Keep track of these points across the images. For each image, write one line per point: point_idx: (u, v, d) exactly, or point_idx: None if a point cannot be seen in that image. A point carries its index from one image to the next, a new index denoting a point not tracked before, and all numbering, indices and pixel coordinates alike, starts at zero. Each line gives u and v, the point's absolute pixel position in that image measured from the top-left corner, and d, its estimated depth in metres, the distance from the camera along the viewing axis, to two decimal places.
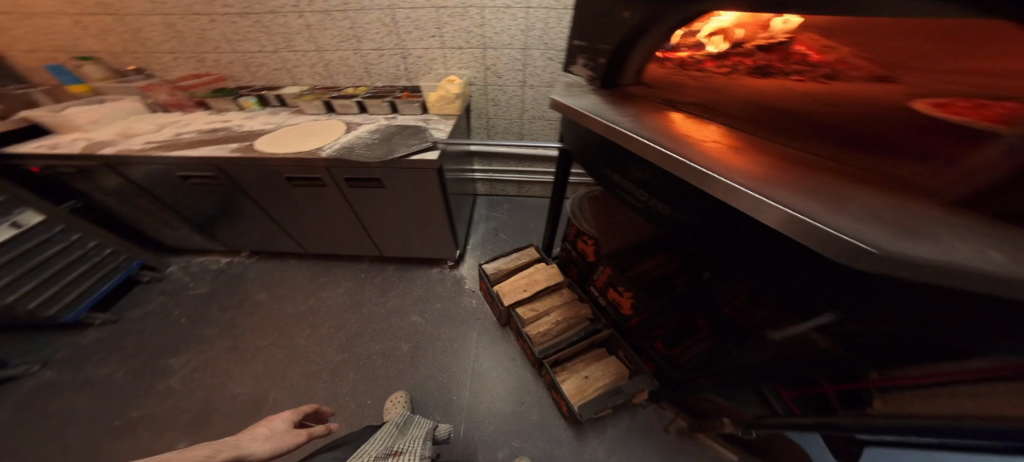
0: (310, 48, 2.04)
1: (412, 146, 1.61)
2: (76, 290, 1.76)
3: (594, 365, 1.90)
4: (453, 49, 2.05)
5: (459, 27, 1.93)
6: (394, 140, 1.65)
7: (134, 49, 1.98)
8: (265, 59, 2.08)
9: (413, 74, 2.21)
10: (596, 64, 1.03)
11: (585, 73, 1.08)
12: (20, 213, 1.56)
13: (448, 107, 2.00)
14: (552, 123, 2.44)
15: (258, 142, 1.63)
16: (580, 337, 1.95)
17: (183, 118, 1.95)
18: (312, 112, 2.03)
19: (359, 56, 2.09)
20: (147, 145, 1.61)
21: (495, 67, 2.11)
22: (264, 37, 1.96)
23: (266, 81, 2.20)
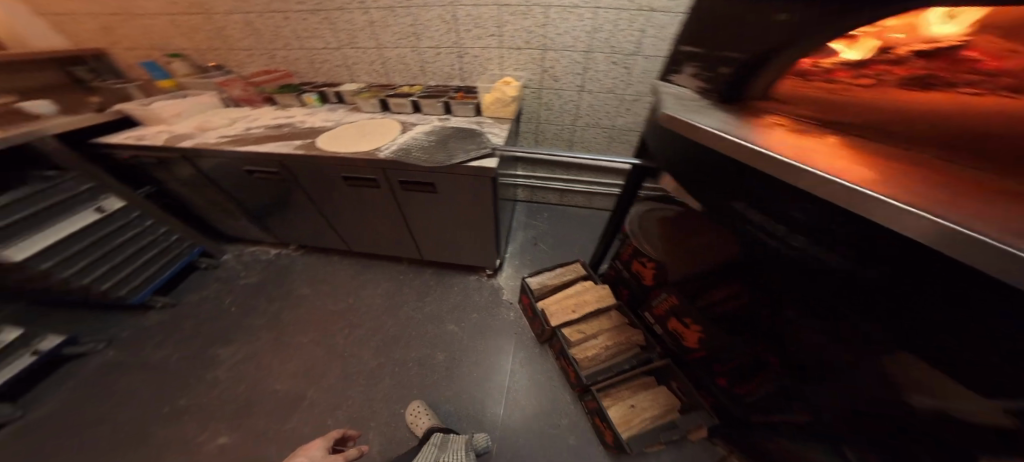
0: (372, 45, 2.06)
1: (468, 150, 1.52)
2: (142, 275, 1.86)
3: (641, 395, 1.73)
4: (511, 51, 1.97)
5: (520, 28, 1.84)
6: (450, 144, 1.58)
7: (215, 46, 2.11)
8: (328, 55, 2.13)
9: (468, 75, 2.17)
10: (708, 73, 0.99)
11: (694, 82, 1.04)
12: (105, 199, 1.70)
13: (503, 111, 1.91)
14: (607, 131, 2.29)
15: (318, 140, 1.63)
16: (631, 365, 1.80)
17: (252, 112, 2.04)
18: (369, 110, 2.04)
19: (419, 54, 2.08)
20: (219, 139, 1.67)
21: (553, 70, 2.01)
22: (332, 35, 2.02)
23: (329, 77, 2.26)
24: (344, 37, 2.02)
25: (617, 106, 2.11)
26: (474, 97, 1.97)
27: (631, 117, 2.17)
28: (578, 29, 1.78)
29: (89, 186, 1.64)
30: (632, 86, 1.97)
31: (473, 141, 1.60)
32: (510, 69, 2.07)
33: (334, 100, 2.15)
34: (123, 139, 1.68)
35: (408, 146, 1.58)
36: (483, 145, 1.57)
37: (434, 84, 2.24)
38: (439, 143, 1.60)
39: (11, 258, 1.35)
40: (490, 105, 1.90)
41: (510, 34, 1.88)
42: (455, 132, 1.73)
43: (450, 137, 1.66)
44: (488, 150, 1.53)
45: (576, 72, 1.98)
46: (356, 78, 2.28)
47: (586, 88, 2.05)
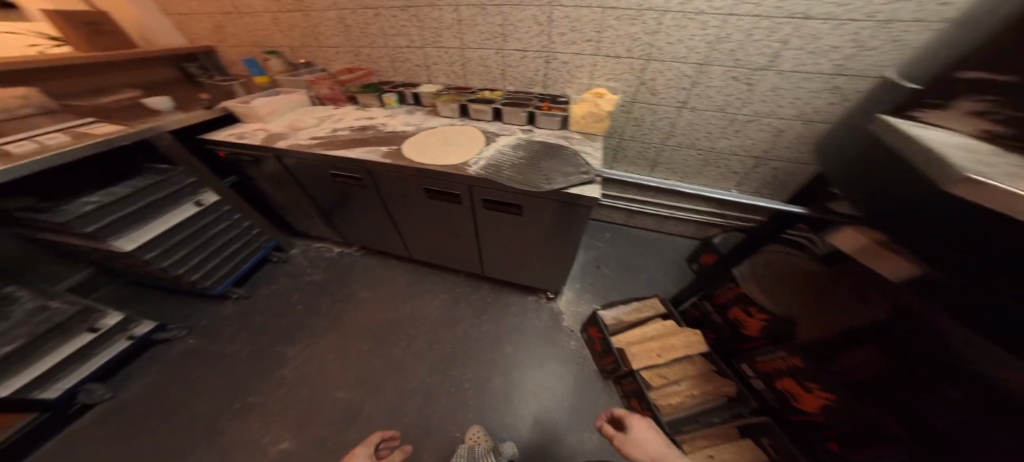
0: (455, 45, 1.94)
1: (565, 173, 1.35)
2: (228, 266, 1.98)
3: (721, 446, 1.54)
4: (604, 58, 1.72)
5: (624, 35, 1.60)
6: (542, 164, 1.42)
7: (309, 43, 2.14)
8: (410, 54, 2.06)
9: (549, 82, 1.94)
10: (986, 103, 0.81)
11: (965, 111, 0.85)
12: (203, 193, 1.80)
13: (595, 126, 1.71)
14: (703, 153, 2.02)
15: (403, 148, 1.56)
16: (722, 419, 1.60)
17: (337, 111, 2.04)
18: (446, 115, 1.93)
19: (502, 57, 1.91)
20: (308, 142, 1.67)
21: (654, 81, 1.73)
22: (419, 35, 1.94)
23: (408, 77, 2.19)
24: (429, 38, 1.94)
25: (723, 126, 1.83)
26: (562, 108, 1.78)
27: (737, 139, 1.89)
28: (695, 37, 1.49)
29: (193, 180, 1.74)
30: (750, 104, 1.68)
31: (571, 163, 1.42)
32: (599, 79, 1.83)
33: (412, 102, 2.08)
34: (222, 136, 1.74)
35: (496, 162, 1.44)
36: (582, 167, 1.38)
37: (513, 89, 2.06)
38: (529, 160, 1.44)
39: (123, 247, 1.46)
40: (581, 119, 1.71)
41: (609, 41, 1.65)
42: (543, 148, 1.56)
43: (540, 154, 1.50)
44: (589, 175, 1.34)
45: (681, 85, 1.70)
46: (432, 78, 2.17)
47: (689, 105, 1.77)
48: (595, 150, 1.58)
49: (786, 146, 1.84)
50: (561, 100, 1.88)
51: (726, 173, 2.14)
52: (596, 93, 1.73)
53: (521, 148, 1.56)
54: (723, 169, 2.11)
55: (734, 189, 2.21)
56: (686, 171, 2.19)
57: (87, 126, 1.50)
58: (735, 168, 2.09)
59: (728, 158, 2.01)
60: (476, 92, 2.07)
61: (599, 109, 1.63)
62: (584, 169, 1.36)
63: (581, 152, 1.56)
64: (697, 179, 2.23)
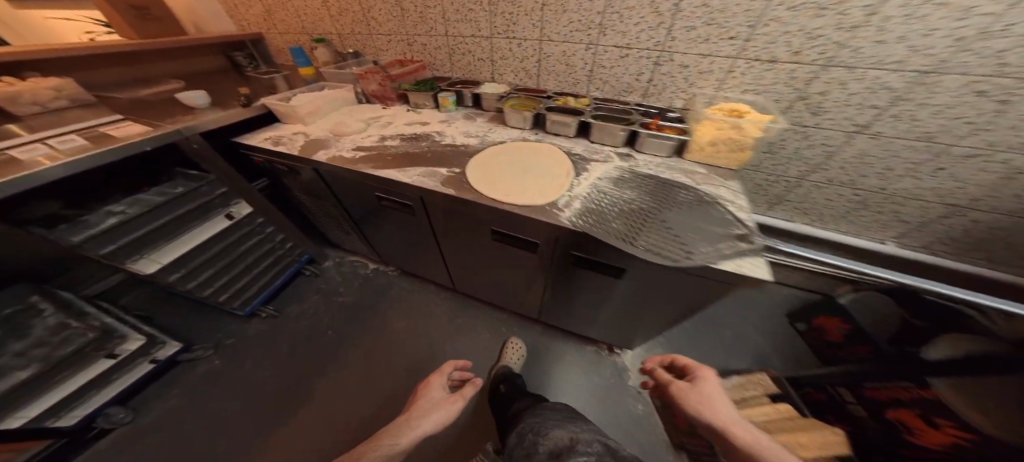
0: (534, 36, 1.50)
1: (708, 240, 0.96)
2: (257, 284, 1.88)
3: None
4: (749, 62, 1.24)
5: (798, 29, 1.10)
6: (670, 219, 1.02)
7: (359, 30, 1.83)
8: (474, 46, 1.64)
9: (652, 92, 1.47)
10: None
11: None
12: (235, 205, 1.65)
13: (730, 156, 1.23)
14: (861, 195, 1.48)
15: (468, 174, 1.20)
16: None
17: (384, 113, 1.71)
18: (513, 124, 1.50)
19: (593, 54, 1.45)
20: (352, 156, 1.36)
21: (826, 94, 1.22)
22: (487, 27, 1.54)
23: (467, 73, 1.78)
24: (498, 27, 1.53)
25: (916, 161, 1.27)
26: (678, 128, 1.30)
27: (929, 180, 1.33)
28: (935, 31, 0.97)
29: (223, 191, 1.57)
30: (981, 131, 1.12)
31: (713, 223, 1.01)
32: (728, 88, 1.34)
33: (469, 103, 1.70)
34: (257, 139, 1.49)
35: (603, 212, 1.04)
36: (730, 232, 0.97)
37: (600, 96, 1.59)
38: (651, 211, 1.04)
39: (145, 268, 1.34)
40: (709, 145, 1.23)
41: (758, 44, 1.18)
42: (661, 189, 1.14)
43: (663, 201, 1.09)
44: (745, 247, 0.93)
45: (865, 104, 1.19)
46: (493, 76, 1.73)
47: (870, 130, 1.25)
48: (734, 195, 1.14)
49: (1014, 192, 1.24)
50: (671, 115, 1.40)
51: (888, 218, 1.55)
52: (732, 109, 1.24)
53: (630, 186, 1.15)
54: (886, 214, 1.53)
55: (890, 242, 1.65)
56: (822, 212, 1.65)
57: (107, 126, 1.29)
58: (906, 216, 1.50)
59: (904, 203, 1.44)
60: (553, 93, 1.62)
61: (743, 135, 1.15)
62: (734, 228, 0.97)
63: (712, 193, 1.14)
64: (837, 224, 1.69)
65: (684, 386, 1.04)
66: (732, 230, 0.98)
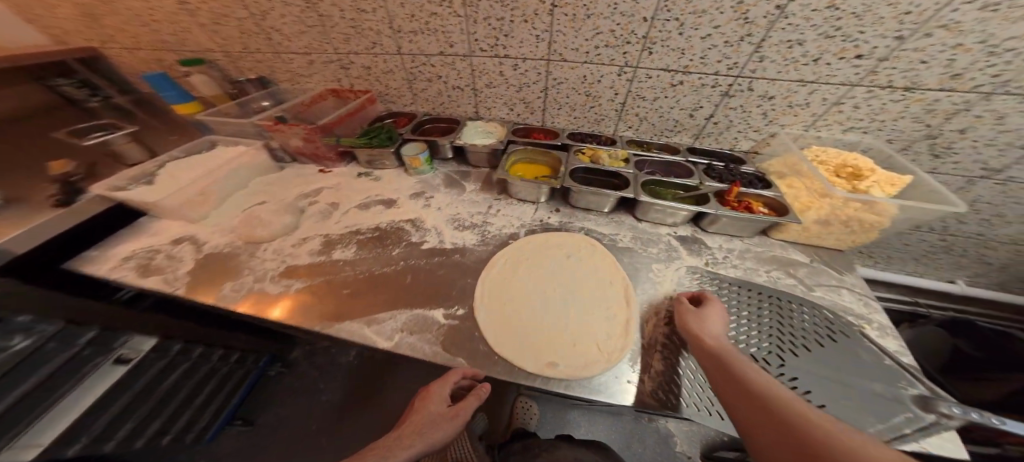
0: (538, 55, 0.96)
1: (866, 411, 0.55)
2: (212, 408, 1.13)
3: None
4: (874, 89, 0.82)
5: (981, 39, 0.68)
6: (795, 378, 0.60)
7: (255, 46, 1.17)
8: (443, 70, 1.06)
9: (709, 132, 1.05)
10: None
11: None
12: (126, 340, 0.89)
13: (842, 238, 0.84)
14: (982, 259, 1.10)
15: (479, 321, 0.79)
16: None
17: (325, 185, 1.15)
18: (522, 196, 1.04)
19: (630, 80, 0.97)
20: (289, 291, 0.87)
21: (966, 132, 0.82)
22: (461, 43, 0.97)
23: (436, 107, 1.20)
24: (477, 41, 0.96)
25: None
26: (766, 198, 0.92)
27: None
28: None
29: (93, 334, 0.82)
30: None
31: (865, 375, 0.59)
32: (822, 125, 0.93)
33: (449, 156, 1.17)
34: (121, 269, 0.97)
35: (677, 365, 0.67)
36: (896, 393, 0.55)
37: (634, 135, 1.13)
38: (758, 359, 0.64)
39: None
40: (818, 224, 0.83)
41: (896, 66, 0.77)
42: (768, 312, 0.71)
43: (775, 335, 0.67)
44: (931, 425, 0.50)
45: (1014, 144, 0.81)
46: (477, 110, 1.17)
47: (1002, 175, 0.87)
48: (863, 303, 0.75)
49: None
50: (744, 168, 1.00)
51: (967, 259, 1.11)
52: (844, 166, 0.85)
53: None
54: (968, 257, 1.10)
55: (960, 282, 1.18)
56: (891, 255, 1.19)
57: None
58: (992, 257, 1.08)
59: (1001, 248, 1.03)
60: (567, 137, 1.12)
61: (876, 215, 0.76)
62: (900, 385, 0.56)
63: (841, 303, 0.75)
64: (904, 265, 1.21)
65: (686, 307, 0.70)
66: (900, 390, 0.55)
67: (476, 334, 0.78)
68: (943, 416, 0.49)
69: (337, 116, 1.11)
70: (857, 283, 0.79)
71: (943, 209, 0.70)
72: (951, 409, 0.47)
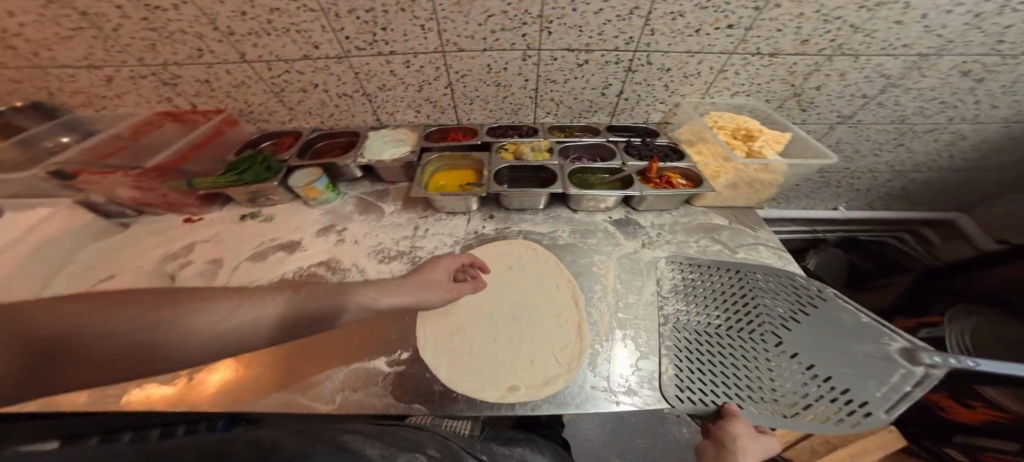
0: (431, 48, 0.82)
1: (860, 371, 0.60)
2: None
3: None
4: (747, 57, 0.88)
5: (817, 9, 0.76)
6: (796, 353, 0.63)
7: (12, 62, 0.81)
8: (317, 77, 0.87)
9: (623, 108, 1.04)
10: None
11: None
12: None
13: (748, 197, 0.95)
14: (841, 187, 1.37)
15: (428, 364, 0.71)
16: None
17: (197, 237, 0.90)
18: (450, 209, 0.95)
19: (536, 64, 0.88)
20: (182, 379, 0.70)
21: (820, 88, 0.96)
22: (328, 44, 0.79)
23: (325, 121, 1.00)
24: (345, 38, 0.78)
25: (883, 143, 1.16)
26: (682, 170, 0.97)
27: (891, 154, 1.20)
28: (957, 7, 0.75)
29: None
30: (950, 109, 1.02)
31: (851, 337, 0.64)
32: (715, 92, 0.99)
33: (358, 176, 1.00)
34: None
35: (686, 364, 0.65)
36: (883, 350, 0.61)
37: (554, 121, 1.08)
38: (757, 341, 0.66)
39: None
40: (728, 187, 0.92)
41: (760, 35, 0.83)
42: (748, 288, 0.75)
43: (765, 312, 0.70)
44: (921, 377, 0.57)
45: (856, 95, 0.98)
46: (377, 117, 1.00)
47: (853, 119, 1.06)
48: (776, 255, 0.86)
49: (952, 155, 1.19)
50: (659, 141, 1.04)
51: (844, 189, 1.38)
52: (739, 129, 0.93)
53: (704, 298, 0.75)
54: (844, 187, 1.37)
55: (840, 208, 1.47)
56: (786, 195, 1.41)
57: None
58: (860, 185, 1.35)
59: (860, 178, 1.31)
60: (487, 133, 1.03)
61: (769, 174, 0.86)
62: (884, 340, 0.63)
63: (755, 258, 0.86)
64: (798, 201, 1.44)
65: (743, 428, 0.54)
66: (886, 345, 0.62)
67: (429, 376, 0.70)
68: (931, 366, 0.57)
69: (174, 152, 0.85)
70: (763, 236, 0.91)
71: (812, 163, 0.82)
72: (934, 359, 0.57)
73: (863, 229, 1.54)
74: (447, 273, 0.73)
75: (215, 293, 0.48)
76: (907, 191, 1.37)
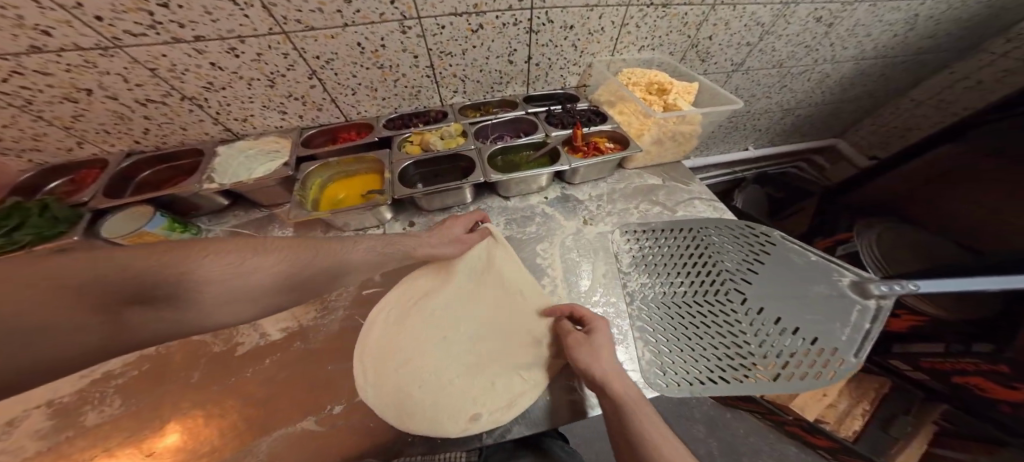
0: (263, 29, 0.62)
1: (821, 312, 0.60)
2: None
3: None
4: (643, 9, 0.82)
5: None
6: (760, 308, 0.62)
7: None
8: (81, 76, 0.60)
9: (536, 76, 0.94)
10: None
11: None
12: None
13: (674, 151, 0.93)
14: (747, 129, 1.47)
15: (368, 415, 0.56)
16: None
17: None
18: (356, 225, 0.77)
19: (421, 36, 0.73)
20: None
21: (712, 38, 0.97)
22: (62, 28, 0.53)
23: (140, 139, 0.75)
24: (95, 19, 0.54)
25: (769, 86, 1.24)
26: (608, 132, 0.89)
27: (779, 95, 1.30)
28: None
29: None
30: (814, 52, 1.12)
31: (807, 280, 0.65)
32: (623, 48, 0.93)
33: (223, 204, 0.77)
34: None
35: (664, 343, 0.60)
36: (837, 287, 0.63)
37: (465, 100, 0.95)
38: (724, 302, 0.64)
39: None
40: (654, 144, 0.88)
41: None
42: (699, 247, 0.74)
43: (725, 269, 0.69)
44: (874, 309, 0.59)
45: (742, 43, 1.01)
46: (223, 126, 0.78)
47: (743, 67, 1.12)
48: (714, 209, 0.85)
49: (822, 92, 1.34)
50: (580, 106, 0.96)
51: (750, 131, 1.49)
52: (652, 83, 0.88)
53: (666, 266, 0.71)
54: (748, 129, 1.47)
55: (750, 148, 1.60)
56: (707, 142, 1.48)
57: None
58: (761, 125, 1.47)
59: (759, 119, 1.41)
60: (384, 126, 0.86)
61: (688, 125, 0.84)
62: (838, 275, 0.64)
63: (695, 213, 0.84)
64: (715, 148, 1.54)
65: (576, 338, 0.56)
66: (838, 282, 0.63)
67: (374, 424, 0.55)
68: (880, 297, 0.58)
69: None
70: (694, 189, 0.89)
71: (723, 109, 0.80)
72: (883, 289, 0.58)
73: (772, 163, 1.72)
74: (461, 228, 0.74)
75: (234, 241, 0.50)
76: (798, 125, 1.54)
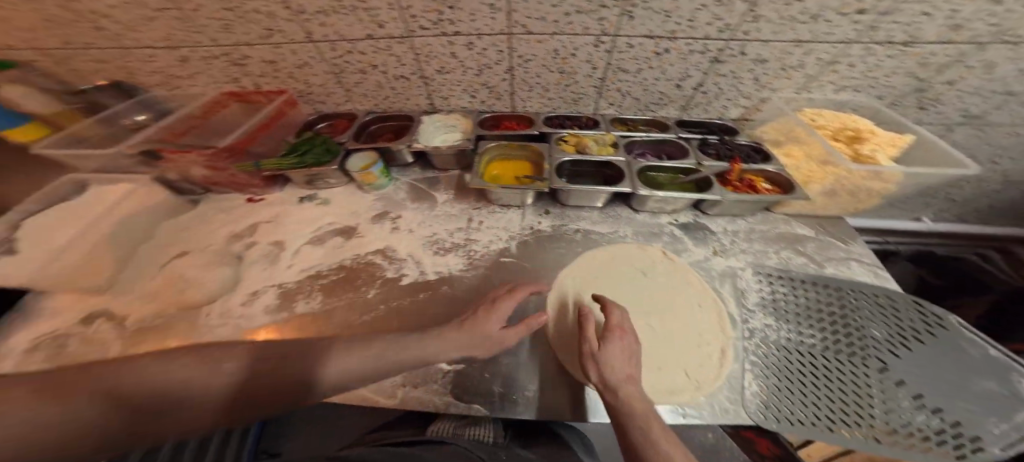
0: (497, 29, 0.76)
1: (984, 407, 0.53)
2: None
3: None
4: (871, 46, 0.71)
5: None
6: (902, 381, 0.57)
7: (99, 43, 0.84)
8: (377, 55, 0.83)
9: (697, 102, 0.93)
10: None
11: None
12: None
13: (844, 207, 0.83)
14: (934, 198, 1.20)
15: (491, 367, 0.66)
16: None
17: (259, 218, 0.91)
18: (504, 202, 0.91)
19: (608, 51, 0.80)
20: None
21: (954, 83, 0.78)
22: (391, 23, 0.75)
23: (379, 103, 0.99)
24: (410, 16, 0.73)
25: (1008, 148, 0.97)
26: (767, 174, 0.85)
27: (1015, 162, 1.02)
28: None
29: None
30: None
31: (973, 371, 0.57)
32: (815, 86, 0.83)
33: (408, 162, 0.99)
34: None
35: (776, 382, 0.61)
36: (1013, 388, 0.55)
37: (616, 113, 1.00)
38: (857, 364, 0.60)
39: None
40: (824, 194, 0.80)
41: (899, 19, 0.65)
42: (841, 308, 0.69)
43: (870, 336, 0.64)
44: None
45: (997, 91, 0.79)
46: (431, 101, 0.98)
47: (981, 120, 0.87)
48: (874, 273, 0.77)
49: None
50: (740, 139, 0.93)
51: (937, 200, 1.21)
52: (843, 130, 0.79)
53: (800, 315, 0.69)
54: (935, 199, 1.21)
55: (927, 218, 1.31)
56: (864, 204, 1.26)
57: None
58: (957, 195, 1.19)
59: (963, 186, 1.14)
60: (543, 123, 0.97)
61: (883, 183, 0.73)
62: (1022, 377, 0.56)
63: (849, 273, 0.77)
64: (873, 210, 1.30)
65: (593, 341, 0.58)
66: (1017, 384, 0.55)
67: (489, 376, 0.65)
68: None
69: (245, 134, 0.86)
70: (854, 248, 0.81)
71: (949, 172, 0.68)
72: None
73: (941, 244, 1.38)
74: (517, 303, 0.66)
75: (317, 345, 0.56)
76: (1015, 205, 1.19)
